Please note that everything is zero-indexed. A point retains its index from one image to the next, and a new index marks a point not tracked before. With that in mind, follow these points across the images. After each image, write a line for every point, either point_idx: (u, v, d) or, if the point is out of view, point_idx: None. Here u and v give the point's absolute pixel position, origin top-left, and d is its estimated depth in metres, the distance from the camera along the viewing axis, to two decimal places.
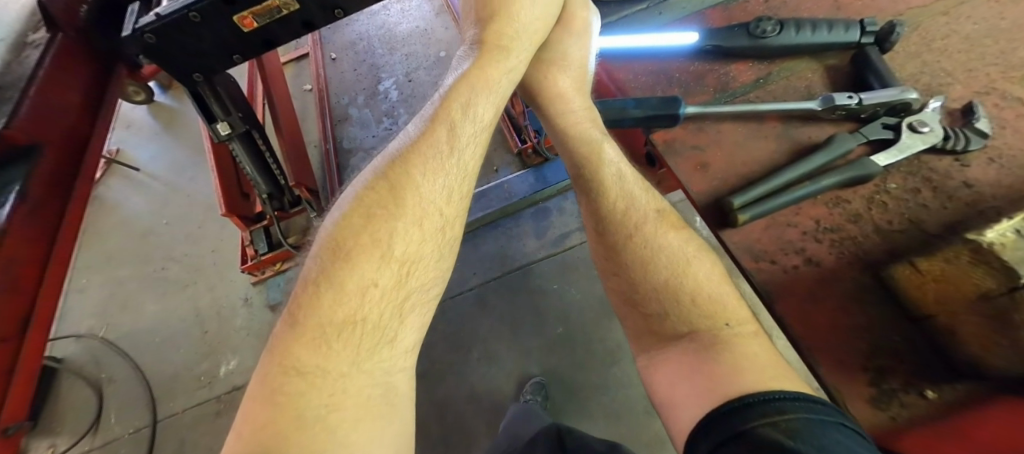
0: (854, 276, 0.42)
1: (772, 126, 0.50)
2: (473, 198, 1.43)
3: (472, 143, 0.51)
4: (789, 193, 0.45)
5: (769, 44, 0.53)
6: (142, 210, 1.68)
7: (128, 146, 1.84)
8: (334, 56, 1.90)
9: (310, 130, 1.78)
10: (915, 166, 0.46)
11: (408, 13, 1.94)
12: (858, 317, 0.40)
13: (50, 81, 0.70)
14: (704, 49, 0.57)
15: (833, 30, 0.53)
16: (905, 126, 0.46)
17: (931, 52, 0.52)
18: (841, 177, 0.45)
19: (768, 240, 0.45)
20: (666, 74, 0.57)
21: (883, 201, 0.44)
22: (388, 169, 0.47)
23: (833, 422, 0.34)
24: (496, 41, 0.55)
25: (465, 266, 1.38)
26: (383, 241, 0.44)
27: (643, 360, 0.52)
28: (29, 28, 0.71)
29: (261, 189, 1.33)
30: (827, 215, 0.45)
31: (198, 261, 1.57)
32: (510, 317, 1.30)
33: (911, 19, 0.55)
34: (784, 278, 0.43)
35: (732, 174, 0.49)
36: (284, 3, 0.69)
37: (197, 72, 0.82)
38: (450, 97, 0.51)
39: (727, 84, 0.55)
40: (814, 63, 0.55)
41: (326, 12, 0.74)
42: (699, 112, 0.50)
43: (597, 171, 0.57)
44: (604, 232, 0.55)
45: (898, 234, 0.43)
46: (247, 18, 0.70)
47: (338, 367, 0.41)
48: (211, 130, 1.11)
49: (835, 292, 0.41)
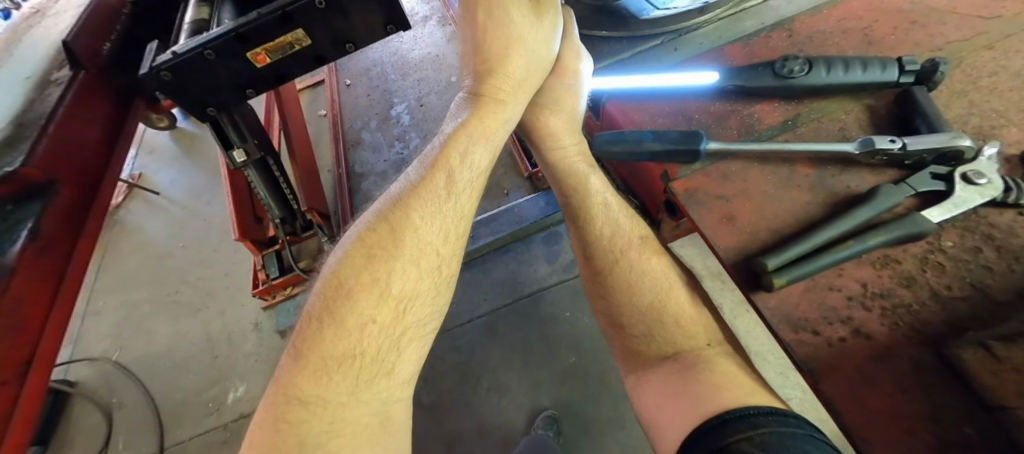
0: (912, 351, 0.38)
1: (804, 172, 0.48)
2: (484, 222, 1.42)
3: (469, 189, 0.51)
4: (832, 253, 0.41)
5: (796, 85, 0.52)
6: (160, 233, 1.71)
7: (149, 171, 1.88)
8: (348, 82, 1.94)
9: (324, 155, 1.80)
10: (972, 221, 0.43)
11: (420, 39, 1.97)
12: (918, 394, 0.36)
13: (70, 118, 0.71)
14: (725, 89, 0.55)
15: (869, 69, 0.50)
16: (958, 178, 0.43)
17: (979, 90, 0.50)
18: (890, 237, 0.41)
19: (808, 306, 0.42)
20: (684, 114, 0.55)
21: (938, 262, 0.41)
22: (389, 210, 0.47)
23: (798, 434, 0.39)
24: (494, 95, 0.54)
25: (475, 292, 1.36)
26: (381, 280, 0.43)
27: (631, 379, 0.56)
28: (53, 67, 0.74)
29: (274, 214, 1.35)
30: (874, 278, 0.42)
31: (211, 283, 1.57)
32: (521, 345, 1.26)
33: (952, 55, 0.53)
34: (830, 353, 0.39)
35: (762, 227, 0.46)
36: (297, 39, 0.70)
37: (210, 107, 0.83)
38: (448, 145, 0.51)
39: (752, 126, 0.53)
40: (850, 101, 0.52)
41: (337, 47, 0.75)
42: (720, 149, 0.49)
43: (585, 201, 0.61)
44: (592, 257, 0.59)
45: (960, 303, 0.39)
46: (260, 54, 0.71)
47: (337, 398, 0.40)
48: (227, 157, 1.12)
49: (891, 369, 0.37)
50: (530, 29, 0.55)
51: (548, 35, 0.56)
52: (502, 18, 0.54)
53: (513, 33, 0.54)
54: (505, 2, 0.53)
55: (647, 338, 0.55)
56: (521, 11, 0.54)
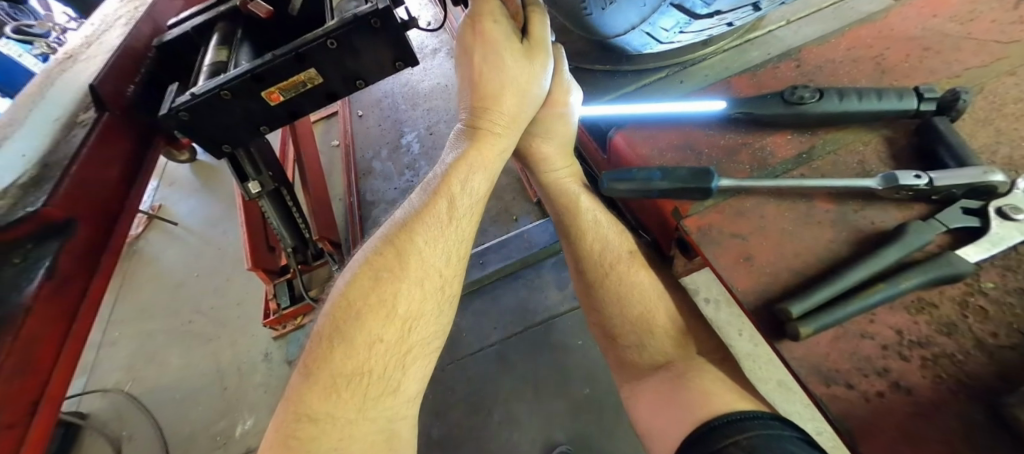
0: (961, 408, 0.35)
1: (823, 207, 0.47)
2: (495, 248, 1.41)
3: (470, 213, 0.53)
4: (858, 300, 0.39)
5: (808, 111, 0.51)
6: (175, 263, 1.73)
7: (168, 202, 1.93)
8: (360, 112, 1.99)
9: (335, 184, 1.83)
10: (1014, 259, 0.41)
11: (430, 70, 2.03)
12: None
13: (91, 159, 0.73)
14: (732, 117, 0.54)
15: (885, 98, 0.49)
16: (993, 212, 0.41)
17: (1004, 118, 0.49)
18: (924, 279, 0.38)
19: (839, 356, 0.39)
20: (693, 148, 0.55)
21: (979, 307, 0.39)
22: (394, 235, 0.49)
23: (783, 435, 0.43)
24: (490, 126, 0.56)
25: (486, 320, 1.34)
26: (388, 301, 0.45)
27: (626, 390, 0.61)
28: (80, 109, 0.76)
29: (287, 243, 1.37)
30: (910, 325, 0.40)
31: (224, 314, 1.58)
32: (534, 376, 1.23)
33: (972, 82, 0.52)
34: (868, 409, 0.37)
35: (783, 267, 0.44)
36: (310, 78, 0.72)
37: (225, 144, 0.85)
38: (449, 173, 0.53)
39: (765, 160, 0.52)
40: (868, 133, 0.51)
41: (348, 84, 0.77)
42: (735, 185, 0.47)
43: (576, 219, 0.62)
44: (584, 272, 0.62)
45: (1007, 353, 0.37)
46: (274, 93, 0.73)
47: (345, 414, 0.42)
48: (243, 189, 1.14)
49: (938, 428, 0.35)
50: (522, 71, 0.55)
51: (538, 75, 0.56)
52: (496, 61, 0.54)
53: (508, 77, 0.54)
54: (499, 46, 0.53)
55: (638, 347, 0.59)
56: (513, 55, 0.54)
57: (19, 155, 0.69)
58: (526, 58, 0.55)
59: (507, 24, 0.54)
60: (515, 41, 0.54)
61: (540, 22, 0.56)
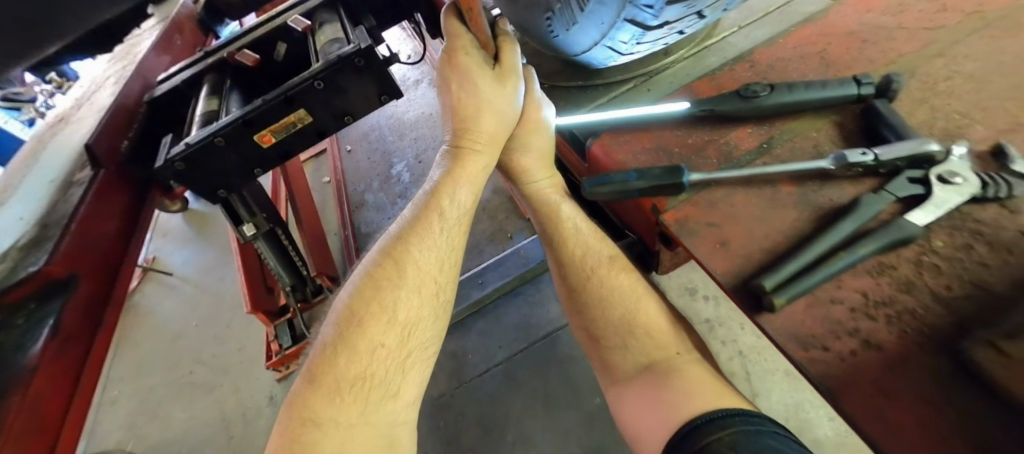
0: (927, 358, 0.37)
1: (786, 190, 0.49)
2: (491, 267, 1.38)
3: (460, 224, 0.56)
4: (823, 267, 0.41)
5: (762, 104, 0.54)
6: (173, 314, 1.72)
7: (162, 253, 1.93)
8: (349, 147, 2.03)
9: (330, 220, 1.85)
10: (959, 219, 0.43)
11: (413, 101, 2.08)
12: (942, 405, 0.35)
13: (90, 215, 0.74)
14: (695, 115, 0.57)
15: (828, 86, 0.53)
16: (934, 179, 0.44)
17: (938, 96, 0.52)
18: (881, 242, 0.41)
19: (814, 322, 0.41)
20: (665, 149, 0.57)
21: (933, 264, 0.41)
22: (392, 247, 0.52)
23: (762, 430, 0.46)
24: (471, 144, 0.58)
25: (490, 340, 1.34)
26: (388, 309, 0.48)
27: (611, 391, 0.62)
28: (77, 169, 0.78)
29: (285, 282, 1.36)
30: (873, 286, 0.41)
31: (225, 361, 1.56)
32: (542, 393, 1.22)
33: (905, 66, 0.56)
34: (844, 368, 0.38)
35: (755, 248, 0.46)
36: (299, 118, 0.75)
37: (220, 189, 0.87)
38: (439, 188, 0.56)
39: (730, 153, 0.55)
40: (820, 121, 0.54)
41: (336, 120, 0.79)
42: (704, 178, 0.50)
43: (558, 227, 0.64)
44: (567, 275, 0.64)
45: (963, 304, 0.39)
46: (266, 135, 0.76)
47: (347, 417, 0.45)
48: (237, 232, 1.15)
49: (909, 381, 0.36)
50: (495, 94, 0.57)
51: (511, 96, 0.58)
52: (471, 87, 0.57)
53: (483, 100, 0.57)
54: (472, 72, 0.56)
55: (623, 348, 0.59)
56: (487, 81, 0.57)
57: (18, 218, 0.72)
58: (499, 82, 0.57)
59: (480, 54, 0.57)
60: (486, 66, 0.57)
61: (511, 49, 0.58)
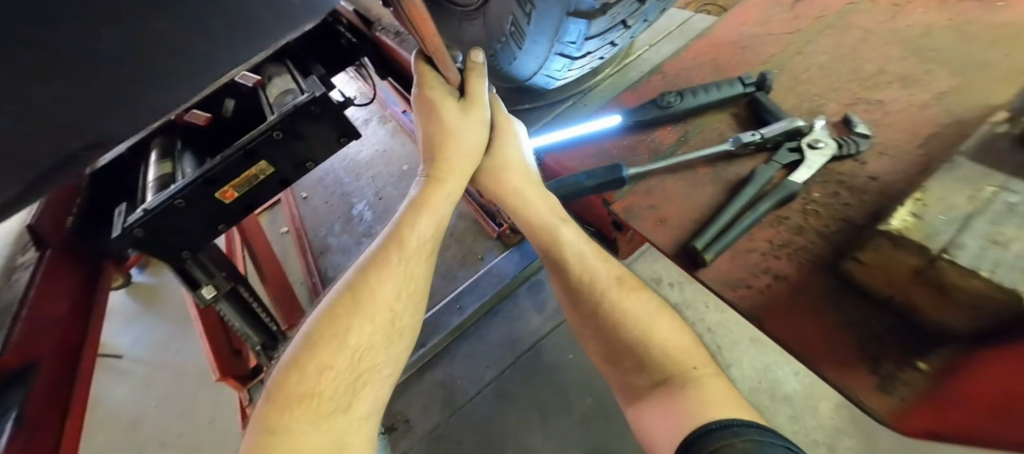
0: (818, 280, 0.51)
1: (703, 172, 0.61)
2: (466, 289, 1.43)
3: (421, 255, 0.57)
4: (735, 227, 0.54)
5: (676, 109, 0.65)
6: (130, 398, 1.61)
7: (107, 336, 1.77)
8: (304, 194, 2.00)
9: (293, 269, 1.81)
10: (826, 175, 0.58)
11: (366, 139, 2.09)
12: (833, 315, 0.48)
13: (42, 295, 0.72)
14: (629, 125, 0.66)
15: (721, 88, 0.66)
16: (805, 147, 0.58)
17: (802, 85, 0.68)
18: (772, 202, 0.55)
19: (736, 268, 0.53)
20: (605, 152, 0.65)
21: (814, 209, 0.55)
22: (353, 277, 0.54)
23: (775, 442, 0.47)
24: (437, 172, 0.61)
25: (476, 361, 1.35)
26: (339, 334, 0.50)
27: (631, 411, 0.61)
28: (19, 252, 0.76)
29: (254, 341, 1.22)
30: (775, 233, 0.55)
31: (197, 438, 1.47)
32: (536, 403, 1.25)
33: (778, 63, 0.71)
34: (762, 298, 0.51)
35: (686, 220, 0.57)
36: (260, 169, 0.76)
37: (184, 250, 0.84)
38: (402, 222, 0.58)
39: (657, 148, 0.64)
40: (722, 114, 0.66)
41: (298, 168, 0.81)
42: (641, 172, 0.60)
43: (561, 252, 0.64)
44: (578, 302, 0.63)
45: (838, 235, 0.53)
46: (228, 191, 0.77)
47: (295, 430, 0.48)
48: (196, 296, 1.12)
49: (808, 299, 0.50)
50: (460, 123, 0.60)
51: (477, 123, 0.61)
52: (437, 119, 0.60)
53: (448, 129, 0.60)
54: (438, 105, 0.59)
55: (637, 368, 0.59)
56: (452, 112, 0.60)
57: None
58: (468, 115, 0.61)
59: (449, 90, 0.60)
60: (451, 100, 0.60)
61: (477, 79, 0.60)
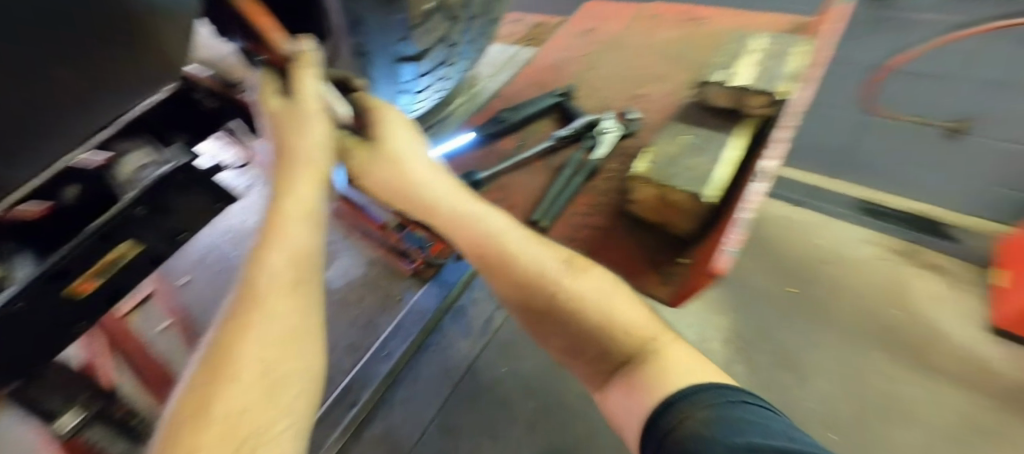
0: (620, 220, 0.67)
1: (536, 164, 0.75)
2: (391, 334, 1.26)
3: (287, 291, 0.45)
4: (563, 196, 0.69)
5: (509, 120, 0.79)
6: None
7: None
8: (179, 276, 1.50)
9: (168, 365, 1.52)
10: (619, 149, 0.75)
11: None
12: (626, 242, 0.66)
13: None
14: (476, 140, 0.78)
15: (539, 102, 0.82)
16: (601, 132, 0.75)
17: (595, 90, 0.85)
18: (584, 174, 0.71)
19: (567, 227, 0.68)
20: (461, 164, 0.77)
21: (612, 174, 0.72)
22: (211, 346, 0.42)
23: (732, 403, 0.46)
24: (284, 189, 0.51)
25: (413, 405, 1.30)
26: (200, 418, 0.37)
27: (597, 393, 0.58)
28: None
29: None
30: (590, 197, 0.70)
31: None
32: (482, 425, 1.28)
33: (576, 77, 0.88)
34: (585, 243, 0.66)
35: (528, 200, 0.71)
36: (120, 252, 0.61)
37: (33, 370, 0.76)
38: (254, 261, 0.46)
39: (502, 153, 0.78)
40: (544, 122, 0.82)
41: (171, 241, 0.68)
42: (492, 172, 0.73)
43: (499, 248, 0.58)
44: (529, 298, 0.57)
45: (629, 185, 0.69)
46: (83, 283, 0.59)
47: None
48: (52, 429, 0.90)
49: (613, 235, 0.66)
50: (300, 124, 0.52)
51: (320, 113, 0.53)
52: (286, 131, 0.53)
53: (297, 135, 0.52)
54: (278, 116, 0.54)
55: (601, 354, 0.55)
56: (286, 117, 0.53)
57: None
58: (323, 115, 0.54)
59: (285, 103, 0.54)
60: (285, 102, 0.54)
61: (307, 67, 0.53)
